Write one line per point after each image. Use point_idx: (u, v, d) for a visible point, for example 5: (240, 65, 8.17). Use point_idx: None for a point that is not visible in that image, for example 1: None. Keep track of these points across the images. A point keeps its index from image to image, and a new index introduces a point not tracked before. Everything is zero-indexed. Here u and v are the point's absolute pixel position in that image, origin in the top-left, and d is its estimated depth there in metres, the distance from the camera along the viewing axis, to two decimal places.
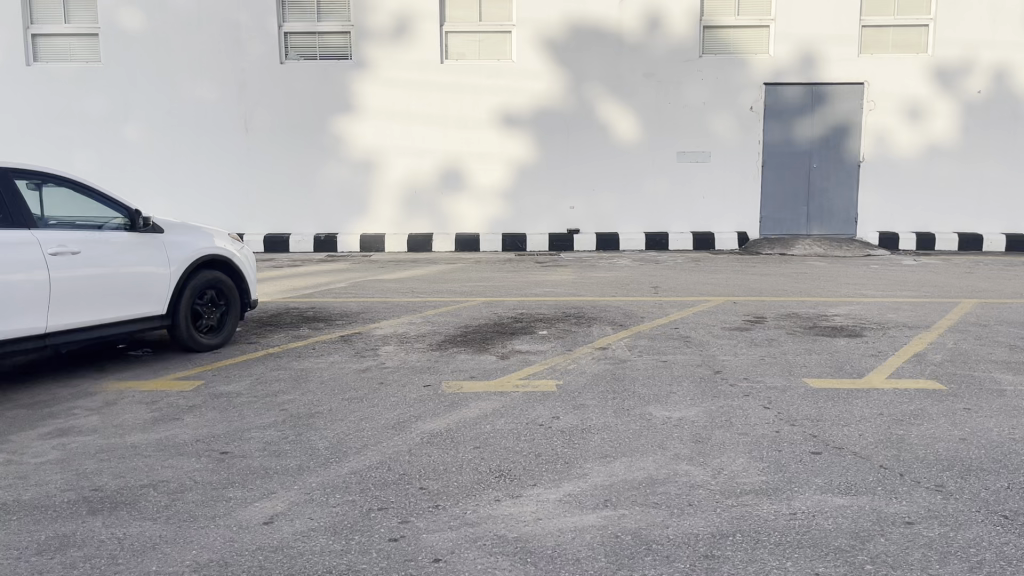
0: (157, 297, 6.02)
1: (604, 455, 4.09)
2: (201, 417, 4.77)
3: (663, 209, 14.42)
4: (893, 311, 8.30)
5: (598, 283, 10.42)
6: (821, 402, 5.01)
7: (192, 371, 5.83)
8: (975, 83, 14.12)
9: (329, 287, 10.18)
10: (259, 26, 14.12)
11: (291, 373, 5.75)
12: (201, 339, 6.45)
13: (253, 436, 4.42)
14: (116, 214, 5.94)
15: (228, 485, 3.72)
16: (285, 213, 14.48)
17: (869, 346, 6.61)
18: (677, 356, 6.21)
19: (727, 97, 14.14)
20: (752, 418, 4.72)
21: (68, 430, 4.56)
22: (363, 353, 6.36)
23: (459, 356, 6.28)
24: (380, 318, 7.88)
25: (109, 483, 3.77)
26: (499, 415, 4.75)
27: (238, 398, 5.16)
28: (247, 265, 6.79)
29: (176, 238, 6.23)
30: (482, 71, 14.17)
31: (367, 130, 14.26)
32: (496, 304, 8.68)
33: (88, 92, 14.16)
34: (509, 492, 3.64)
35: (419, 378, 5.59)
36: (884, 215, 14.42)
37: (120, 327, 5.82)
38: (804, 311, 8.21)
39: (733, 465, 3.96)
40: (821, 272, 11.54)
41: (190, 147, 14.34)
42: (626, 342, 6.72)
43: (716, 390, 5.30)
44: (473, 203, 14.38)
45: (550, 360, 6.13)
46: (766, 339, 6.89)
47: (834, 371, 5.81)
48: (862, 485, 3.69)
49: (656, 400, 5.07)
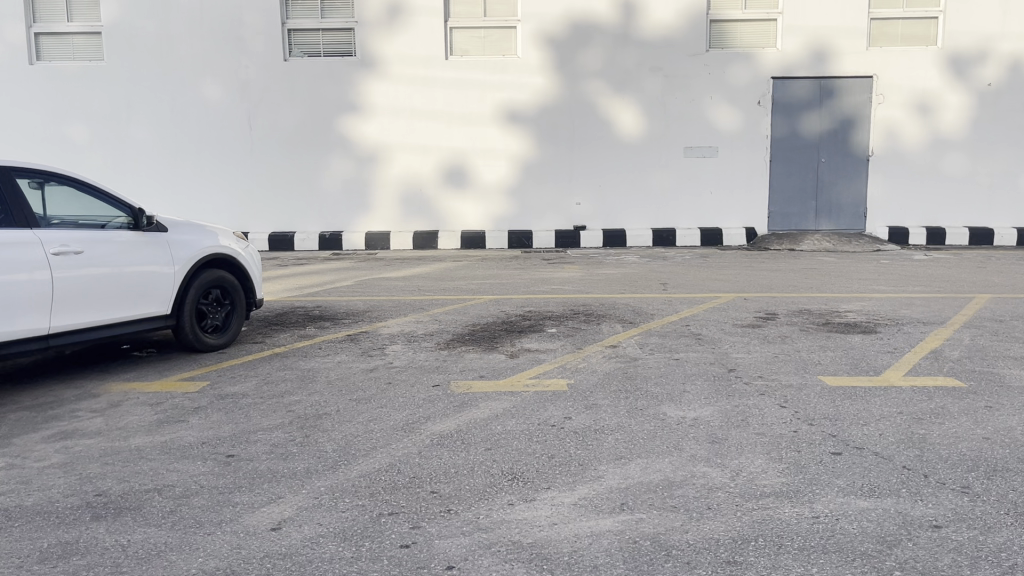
0: (160, 297, 5.94)
1: (619, 457, 3.99)
2: (207, 419, 4.69)
3: (669, 206, 14.32)
4: (906, 306, 8.19)
5: (607, 280, 10.31)
6: (838, 401, 4.90)
7: (197, 372, 5.75)
8: (986, 75, 13.98)
9: (335, 285, 10.08)
10: (262, 23, 14.03)
11: (298, 374, 5.66)
12: (207, 338, 6.36)
13: (259, 438, 4.32)
14: (119, 213, 5.87)
15: (235, 490, 3.64)
16: (290, 210, 14.40)
17: (885, 342, 6.50)
18: (689, 354, 6.11)
19: (733, 92, 14.03)
20: (768, 418, 4.61)
21: (72, 433, 4.48)
22: (370, 353, 6.27)
23: (468, 355, 6.19)
24: (387, 316, 7.79)
25: (113, 488, 3.68)
26: (510, 416, 4.66)
27: (244, 399, 5.08)
28: (251, 263, 6.72)
29: (180, 236, 6.15)
30: (487, 67, 14.07)
31: (371, 127, 14.17)
32: (504, 302, 8.57)
33: (91, 91, 14.10)
34: (522, 495, 3.54)
35: (427, 379, 5.49)
36: (893, 209, 14.28)
37: (124, 328, 5.74)
38: (816, 308, 8.09)
39: (752, 467, 3.85)
40: (831, 268, 11.41)
41: (194, 144, 14.26)
42: (636, 340, 6.61)
43: (730, 389, 5.20)
44: (479, 200, 14.28)
45: (561, 358, 6.03)
46: (779, 336, 6.78)
47: (850, 368, 5.70)
48: (886, 487, 3.60)
49: (670, 399, 4.96)
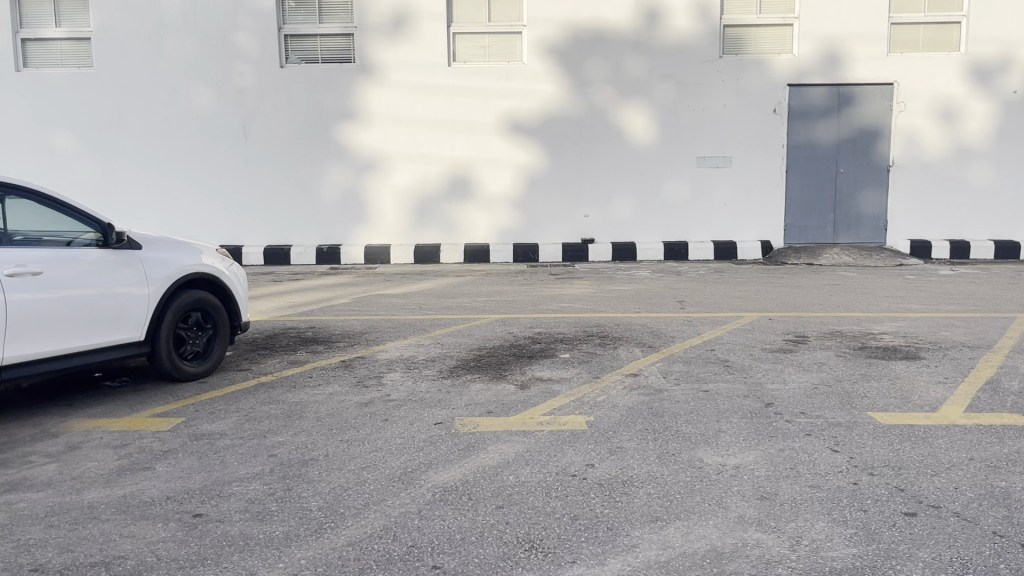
0: (132, 321, 5.34)
1: (655, 519, 3.39)
2: (176, 465, 4.09)
3: (681, 217, 13.75)
4: (946, 328, 7.58)
5: (619, 298, 9.73)
6: (898, 443, 4.30)
7: (172, 406, 5.15)
8: (1011, 82, 13.43)
9: (330, 303, 9.48)
10: (258, 29, 13.50)
11: (285, 408, 5.07)
12: (185, 366, 5.75)
13: (235, 492, 3.73)
14: (87, 229, 5.27)
15: (199, 565, 3.03)
16: (287, 223, 13.81)
17: (933, 371, 5.90)
18: (719, 386, 5.49)
19: (747, 100, 13.46)
20: (820, 465, 4.01)
21: (18, 483, 3.89)
22: (366, 383, 5.68)
23: (473, 385, 5.59)
24: (385, 339, 7.19)
25: (53, 560, 3.08)
26: (523, 463, 4.06)
27: (221, 441, 4.48)
28: (236, 283, 6.15)
29: (156, 254, 5.56)
30: (491, 73, 13.52)
31: (370, 136, 13.61)
32: (511, 323, 7.97)
33: (79, 99, 13.56)
34: (544, 573, 2.95)
35: (429, 415, 4.89)
36: (915, 222, 13.69)
37: (91, 357, 5.15)
38: (848, 330, 7.49)
39: (813, 533, 3.25)
40: (855, 284, 10.81)
41: (186, 155, 13.71)
42: (659, 367, 6.02)
43: (772, 428, 4.59)
44: (482, 212, 13.72)
45: (577, 390, 5.43)
46: (814, 363, 6.17)
47: (902, 403, 5.09)
48: (979, 562, 2.99)
49: (705, 442, 4.35)
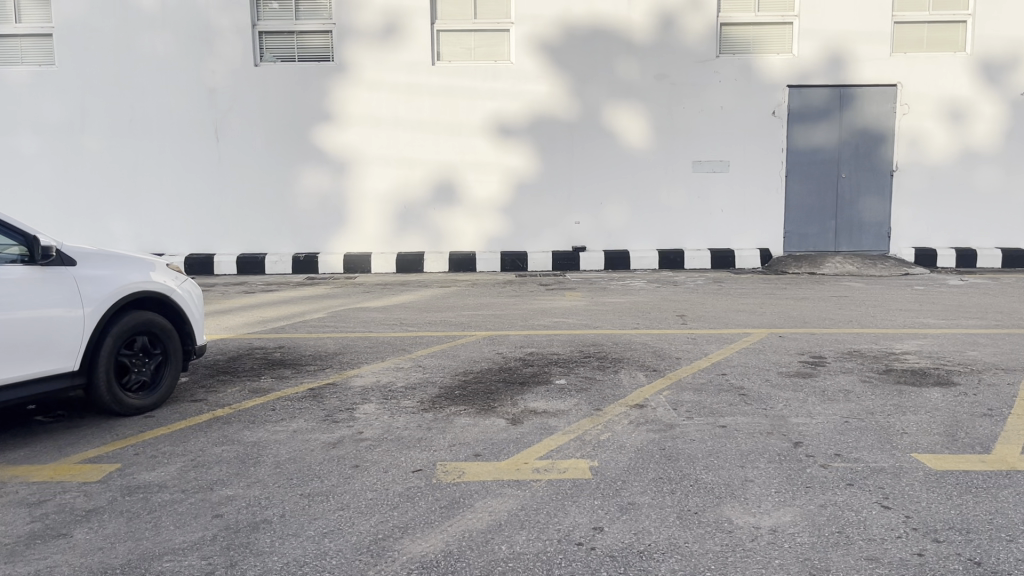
0: (64, 349, 4.61)
1: None
2: (99, 531, 3.39)
3: (677, 225, 13.13)
4: (973, 347, 6.96)
5: (615, 311, 9.07)
6: (959, 498, 3.65)
7: (106, 449, 4.43)
8: (1020, 82, 12.90)
9: (304, 318, 8.75)
10: (231, 24, 12.78)
11: (240, 451, 4.36)
12: (128, 398, 5.03)
13: (165, 571, 3.03)
14: (9, 242, 4.53)
15: None
16: (261, 232, 13.09)
17: (974, 401, 5.25)
18: (738, 421, 4.81)
19: (746, 101, 12.87)
20: (872, 527, 3.35)
21: None
22: (335, 417, 4.98)
23: (459, 420, 4.89)
24: (361, 362, 6.49)
25: None
26: (517, 526, 3.38)
27: (160, 495, 3.77)
28: (189, 302, 5.47)
29: (92, 271, 4.83)
30: (477, 72, 12.85)
31: (349, 138, 12.91)
32: (500, 341, 7.29)
33: (41, 99, 12.79)
34: None
35: (406, 460, 4.19)
36: (920, 230, 13.14)
37: (15, 391, 4.42)
38: (868, 349, 6.87)
39: None
40: (863, 295, 10.22)
41: (155, 159, 12.95)
42: (668, 397, 5.34)
43: (806, 476, 3.93)
44: (470, 219, 13.03)
45: (575, 426, 4.75)
46: (840, 391, 5.52)
47: (949, 442, 4.44)
48: None
49: (732, 497, 3.68)
